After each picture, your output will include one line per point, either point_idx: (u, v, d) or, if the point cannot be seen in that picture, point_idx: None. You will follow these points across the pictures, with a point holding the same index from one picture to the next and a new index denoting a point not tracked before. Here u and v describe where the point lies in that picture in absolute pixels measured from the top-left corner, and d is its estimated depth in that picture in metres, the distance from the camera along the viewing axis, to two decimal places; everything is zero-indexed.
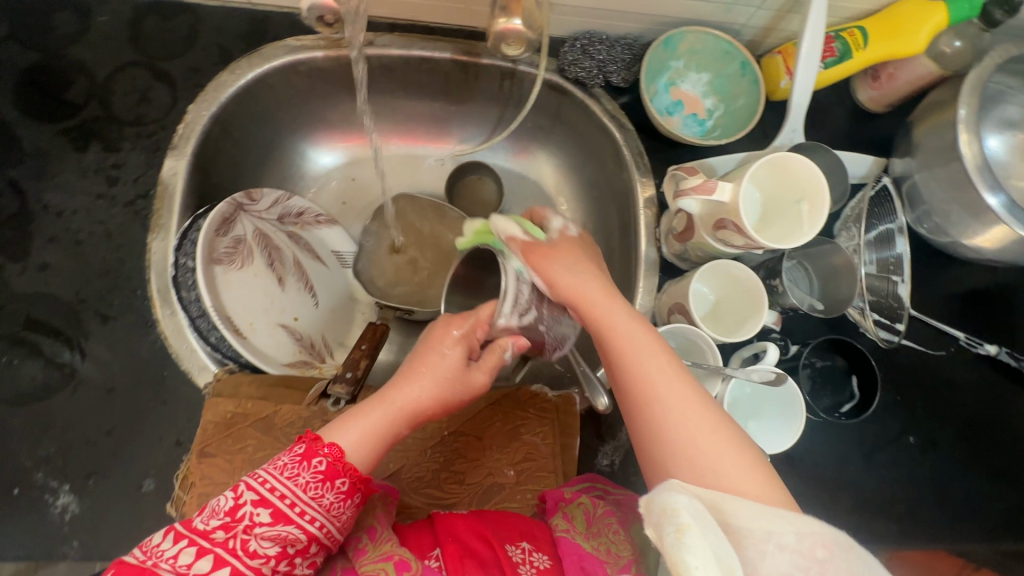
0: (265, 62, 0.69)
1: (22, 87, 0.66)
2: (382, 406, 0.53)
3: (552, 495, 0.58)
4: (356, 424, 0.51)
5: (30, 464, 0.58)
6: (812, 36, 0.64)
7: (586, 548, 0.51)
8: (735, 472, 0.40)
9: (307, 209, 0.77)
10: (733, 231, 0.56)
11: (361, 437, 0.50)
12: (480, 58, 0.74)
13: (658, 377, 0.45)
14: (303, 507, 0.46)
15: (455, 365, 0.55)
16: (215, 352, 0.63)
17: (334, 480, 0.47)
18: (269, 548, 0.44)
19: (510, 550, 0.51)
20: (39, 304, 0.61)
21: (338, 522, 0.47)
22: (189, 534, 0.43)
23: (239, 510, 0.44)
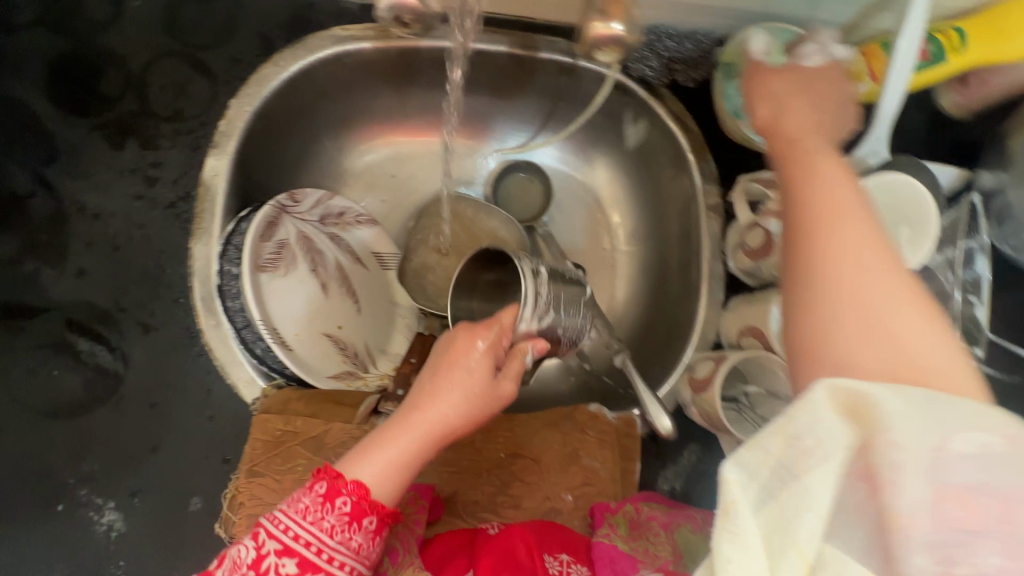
0: (310, 53, 0.64)
1: (54, 78, 0.61)
2: (408, 433, 0.48)
3: (600, 508, 0.57)
4: (383, 457, 0.46)
5: (73, 479, 0.56)
6: (911, 35, 0.58)
7: (624, 549, 0.50)
8: (923, 355, 0.30)
9: (349, 209, 0.73)
10: None
11: (385, 472, 0.46)
12: (538, 52, 0.69)
13: (859, 225, 0.34)
14: (331, 553, 0.43)
15: (483, 378, 0.50)
16: (261, 364, 0.60)
17: (361, 521, 0.44)
18: None
19: (549, 561, 0.48)
20: (78, 312, 0.58)
21: (368, 562, 0.45)
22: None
23: (263, 562, 0.42)
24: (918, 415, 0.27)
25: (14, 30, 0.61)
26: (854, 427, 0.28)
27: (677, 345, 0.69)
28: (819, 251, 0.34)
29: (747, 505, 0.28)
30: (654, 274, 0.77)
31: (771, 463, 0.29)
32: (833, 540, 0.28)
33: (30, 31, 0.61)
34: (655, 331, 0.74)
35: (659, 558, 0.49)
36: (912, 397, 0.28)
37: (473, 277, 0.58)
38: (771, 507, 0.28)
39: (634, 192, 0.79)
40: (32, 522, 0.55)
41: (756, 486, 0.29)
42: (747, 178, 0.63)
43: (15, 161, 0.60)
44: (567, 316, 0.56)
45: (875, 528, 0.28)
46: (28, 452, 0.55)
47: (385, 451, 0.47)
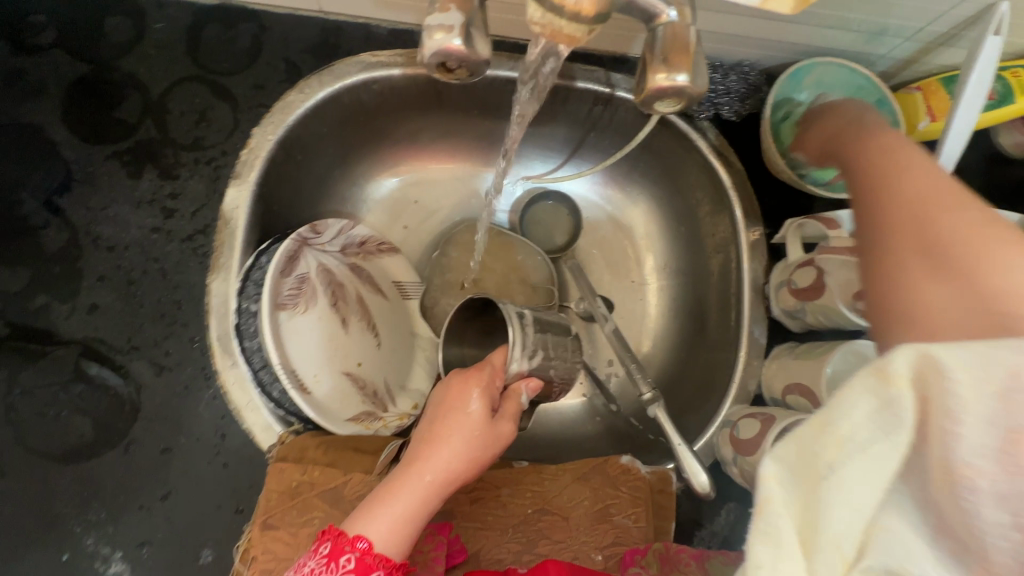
0: (337, 79, 0.61)
1: (71, 103, 0.59)
2: (410, 492, 0.44)
3: (628, 555, 0.54)
4: (390, 518, 0.43)
5: (79, 528, 0.53)
6: (980, 78, 0.54)
7: None
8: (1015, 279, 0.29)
9: (370, 237, 0.71)
10: None
11: (394, 531, 0.43)
12: (575, 81, 0.65)
13: (928, 176, 0.36)
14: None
15: (481, 420, 0.47)
16: (278, 408, 0.57)
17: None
18: None
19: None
20: (88, 349, 0.55)
21: None
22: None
23: None
24: (973, 376, 0.24)
25: (31, 52, 0.59)
26: (902, 412, 0.25)
27: (714, 394, 0.65)
28: (880, 205, 0.37)
29: (784, 502, 0.28)
30: (688, 313, 0.73)
31: (805, 454, 0.27)
32: (886, 516, 0.27)
33: (48, 53, 0.59)
34: (689, 373, 0.70)
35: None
36: (973, 354, 0.24)
37: (464, 326, 0.57)
38: (807, 497, 0.27)
39: (668, 225, 0.76)
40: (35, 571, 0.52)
41: (794, 481, 0.28)
42: (795, 221, 0.60)
43: (28, 189, 0.57)
44: (556, 354, 0.53)
45: (930, 492, 0.26)
46: (34, 499, 0.53)
47: (391, 505, 0.43)
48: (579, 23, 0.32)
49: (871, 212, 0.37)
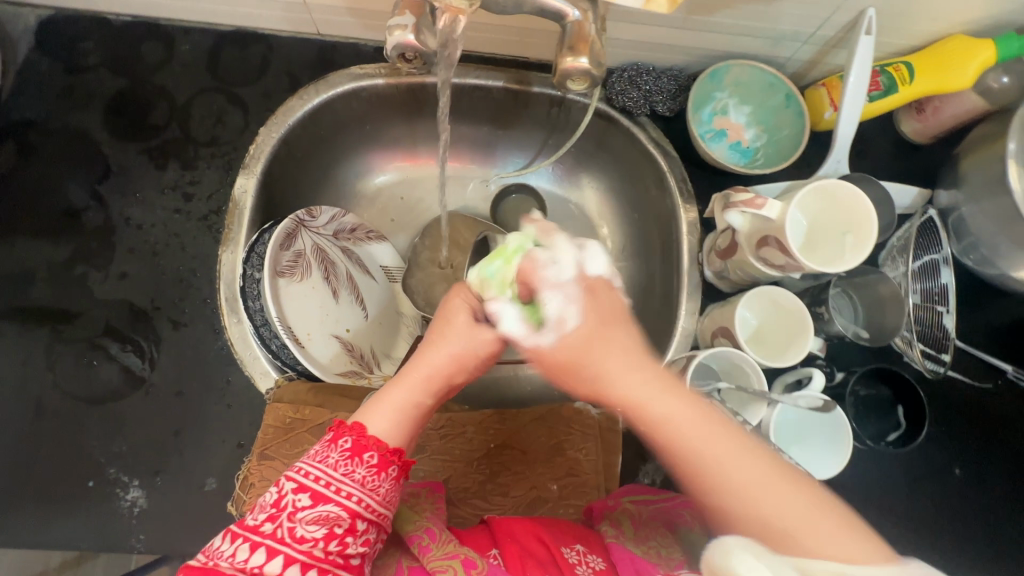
0: (330, 88, 0.73)
1: (111, 110, 0.71)
2: (405, 384, 0.52)
3: (598, 505, 0.60)
4: (388, 404, 0.51)
5: (104, 458, 0.62)
6: (860, 71, 0.65)
7: (638, 552, 0.51)
8: (840, 541, 0.37)
9: (359, 225, 0.81)
10: (776, 249, 0.57)
11: (388, 418, 0.50)
12: (531, 87, 0.76)
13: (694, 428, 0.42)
14: (338, 484, 0.46)
15: (465, 325, 0.56)
16: (275, 359, 0.67)
17: (362, 455, 0.47)
18: (316, 531, 0.44)
19: (567, 553, 0.51)
20: (118, 309, 0.66)
21: (377, 496, 0.47)
22: (241, 533, 0.43)
23: (283, 500, 0.45)
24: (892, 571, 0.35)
25: (80, 71, 0.72)
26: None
27: (660, 351, 0.74)
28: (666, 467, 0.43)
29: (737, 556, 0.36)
30: (640, 286, 0.83)
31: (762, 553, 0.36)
32: None
33: (94, 71, 0.72)
34: (640, 339, 0.79)
35: (673, 561, 0.51)
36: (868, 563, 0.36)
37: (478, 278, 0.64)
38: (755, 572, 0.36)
39: (621, 211, 0.86)
40: (64, 495, 0.61)
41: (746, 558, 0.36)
42: (720, 194, 0.65)
43: (74, 179, 0.69)
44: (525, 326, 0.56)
45: None
46: (66, 435, 0.62)
47: (390, 399, 0.51)
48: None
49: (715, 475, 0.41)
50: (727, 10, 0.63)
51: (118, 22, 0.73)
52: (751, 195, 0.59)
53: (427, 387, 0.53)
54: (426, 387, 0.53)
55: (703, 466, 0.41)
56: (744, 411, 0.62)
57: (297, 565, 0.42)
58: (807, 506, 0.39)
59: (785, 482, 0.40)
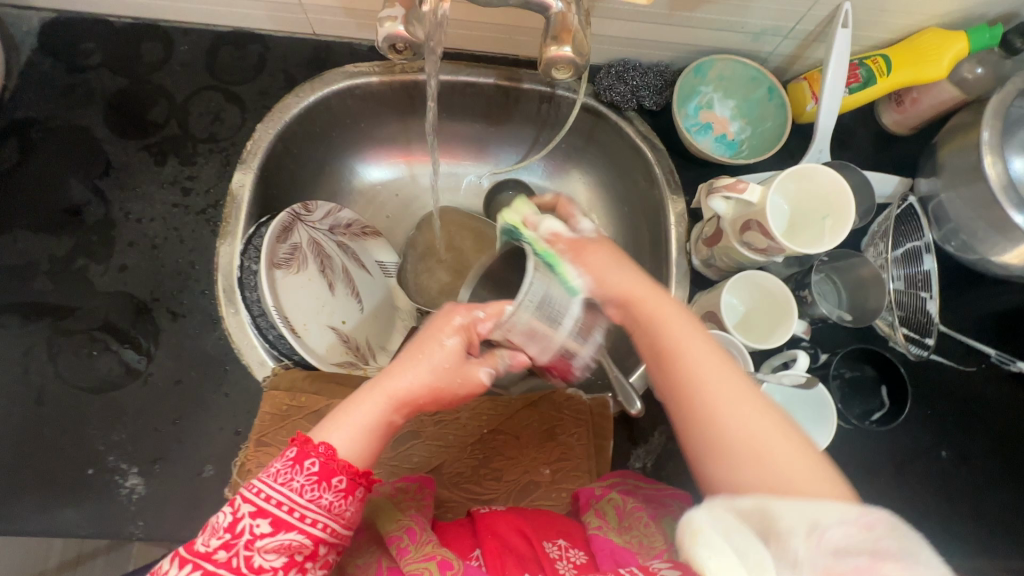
0: (325, 86, 0.75)
1: (112, 108, 0.73)
2: (376, 401, 0.50)
3: (585, 493, 0.61)
4: (349, 424, 0.49)
5: (104, 447, 0.63)
6: (840, 62, 0.67)
7: (620, 542, 0.52)
8: (795, 466, 0.42)
9: (355, 221, 0.82)
10: (758, 233, 0.59)
11: (352, 438, 0.48)
12: (521, 83, 0.78)
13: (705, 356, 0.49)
14: (303, 511, 0.44)
15: (451, 355, 0.53)
16: (272, 348, 0.68)
17: (329, 480, 0.45)
18: (276, 560, 0.43)
19: (548, 547, 0.53)
20: (117, 301, 0.67)
21: (342, 520, 0.46)
22: (197, 559, 0.42)
23: (240, 525, 0.43)
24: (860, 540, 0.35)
25: (82, 71, 0.74)
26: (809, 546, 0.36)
27: None
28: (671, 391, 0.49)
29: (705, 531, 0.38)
30: None
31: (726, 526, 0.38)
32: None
33: (95, 71, 0.74)
34: None
35: (654, 550, 0.52)
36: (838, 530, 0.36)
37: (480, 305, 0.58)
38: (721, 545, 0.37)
39: (611, 204, 0.88)
40: (65, 483, 0.62)
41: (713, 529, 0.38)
42: (707, 185, 0.66)
43: (75, 175, 0.71)
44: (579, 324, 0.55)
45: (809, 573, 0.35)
46: (68, 424, 0.63)
47: (352, 418, 0.49)
48: None
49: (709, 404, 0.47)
50: (708, 6, 0.65)
51: (119, 24, 0.75)
52: (732, 181, 0.61)
53: (393, 409, 0.51)
54: (393, 409, 0.51)
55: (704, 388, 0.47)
56: None
57: None
58: (779, 434, 0.44)
59: (769, 414, 0.45)
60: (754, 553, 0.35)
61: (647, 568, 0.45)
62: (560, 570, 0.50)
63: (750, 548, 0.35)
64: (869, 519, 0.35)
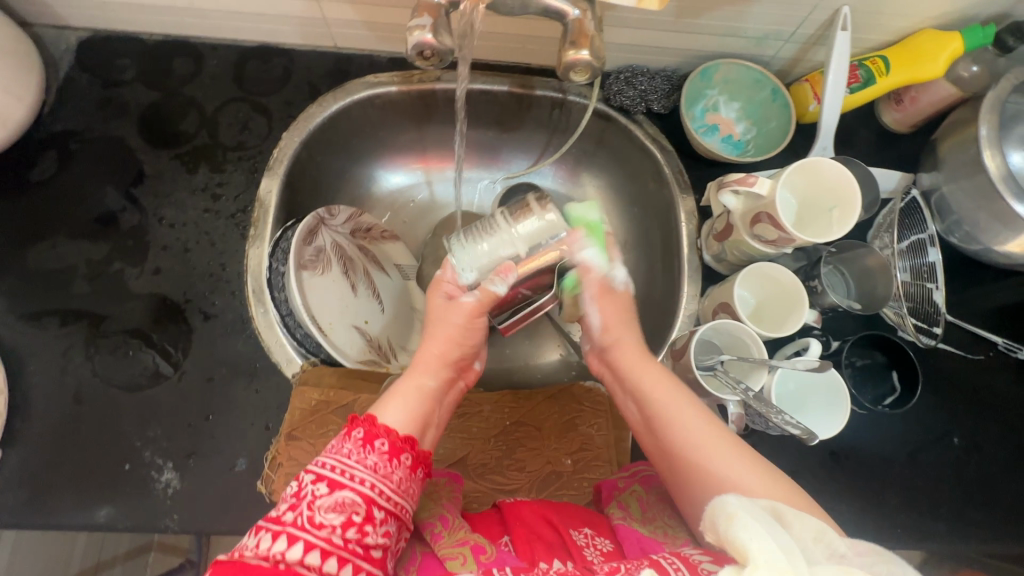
0: (347, 96, 0.79)
1: (145, 120, 0.77)
2: (410, 374, 0.58)
3: (607, 485, 0.62)
4: (396, 396, 0.55)
5: (140, 442, 0.66)
6: (840, 64, 0.70)
7: (645, 532, 0.54)
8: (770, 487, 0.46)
9: (375, 225, 0.85)
10: (769, 224, 0.61)
11: (404, 410, 0.54)
12: (534, 90, 0.81)
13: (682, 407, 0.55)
14: (352, 471, 0.47)
15: (461, 317, 0.62)
16: (300, 346, 0.71)
17: (373, 443, 0.49)
18: (334, 518, 0.44)
19: (576, 535, 0.54)
20: (152, 302, 0.70)
21: (390, 484, 0.48)
22: (264, 523, 0.44)
23: (303, 490, 0.45)
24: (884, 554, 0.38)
25: (116, 85, 0.78)
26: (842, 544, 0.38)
27: (664, 332, 0.78)
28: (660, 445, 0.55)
29: (738, 511, 0.41)
30: (643, 274, 0.87)
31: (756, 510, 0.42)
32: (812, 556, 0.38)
33: (129, 85, 0.78)
34: (645, 324, 0.83)
35: (679, 539, 0.53)
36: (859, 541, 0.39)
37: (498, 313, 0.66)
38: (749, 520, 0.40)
39: (622, 205, 0.90)
40: (103, 478, 0.64)
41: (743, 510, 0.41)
42: (716, 181, 0.70)
43: (112, 184, 0.74)
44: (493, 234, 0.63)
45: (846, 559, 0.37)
46: (106, 420, 0.66)
47: (404, 391, 0.56)
48: None
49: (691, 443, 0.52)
50: (713, 12, 0.69)
51: (152, 41, 0.79)
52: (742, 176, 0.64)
53: (428, 381, 0.58)
54: (426, 382, 0.58)
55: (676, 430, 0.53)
56: (747, 379, 0.65)
57: (317, 550, 0.42)
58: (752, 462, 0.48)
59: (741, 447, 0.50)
60: (780, 532, 0.38)
61: (682, 556, 0.45)
62: (589, 557, 0.52)
63: (777, 530, 0.38)
64: (859, 547, 0.38)
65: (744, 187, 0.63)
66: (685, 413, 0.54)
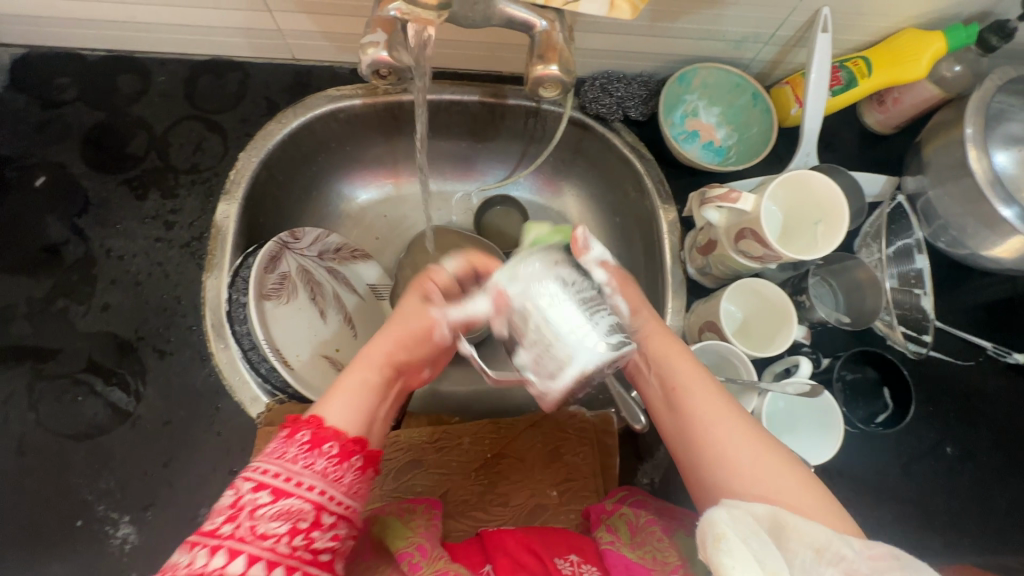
0: (309, 110, 0.74)
1: (88, 143, 0.72)
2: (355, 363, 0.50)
3: (596, 509, 0.59)
4: (343, 389, 0.47)
5: (92, 496, 0.61)
6: (821, 67, 0.67)
7: (633, 558, 0.50)
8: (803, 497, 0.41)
9: (343, 245, 0.79)
10: (753, 240, 0.59)
11: (347, 404, 0.47)
12: (506, 100, 0.77)
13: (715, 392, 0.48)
14: (298, 477, 0.41)
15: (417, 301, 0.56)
16: (265, 383, 0.66)
17: (322, 446, 0.43)
18: (278, 527, 0.39)
19: (560, 563, 0.50)
20: (100, 342, 0.65)
21: (341, 486, 0.43)
22: (197, 538, 0.38)
23: (241, 499, 0.39)
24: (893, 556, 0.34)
25: (55, 106, 0.72)
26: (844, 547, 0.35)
27: None
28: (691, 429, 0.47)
29: (728, 528, 0.37)
30: None
31: (744, 525, 0.37)
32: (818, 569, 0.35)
33: (70, 106, 0.72)
34: None
35: (668, 564, 0.50)
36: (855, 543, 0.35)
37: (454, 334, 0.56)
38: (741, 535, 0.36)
39: (602, 216, 0.87)
40: (51, 537, 0.60)
41: (731, 525, 0.37)
42: (697, 195, 0.67)
43: (54, 213, 0.69)
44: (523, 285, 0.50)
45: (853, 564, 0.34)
46: (53, 473, 0.61)
47: (347, 387, 0.48)
48: (430, 11, 0.44)
49: (720, 436, 0.45)
50: (689, 16, 0.65)
51: (92, 57, 0.73)
52: (725, 189, 0.61)
53: (379, 376, 0.50)
54: (375, 382, 0.49)
55: (691, 392, 0.49)
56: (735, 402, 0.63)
57: (261, 564, 0.37)
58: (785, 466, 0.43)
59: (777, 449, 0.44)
60: (774, 561, 0.34)
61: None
62: None
63: (771, 557, 0.35)
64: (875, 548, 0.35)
65: (729, 201, 0.59)
66: (715, 400, 0.48)
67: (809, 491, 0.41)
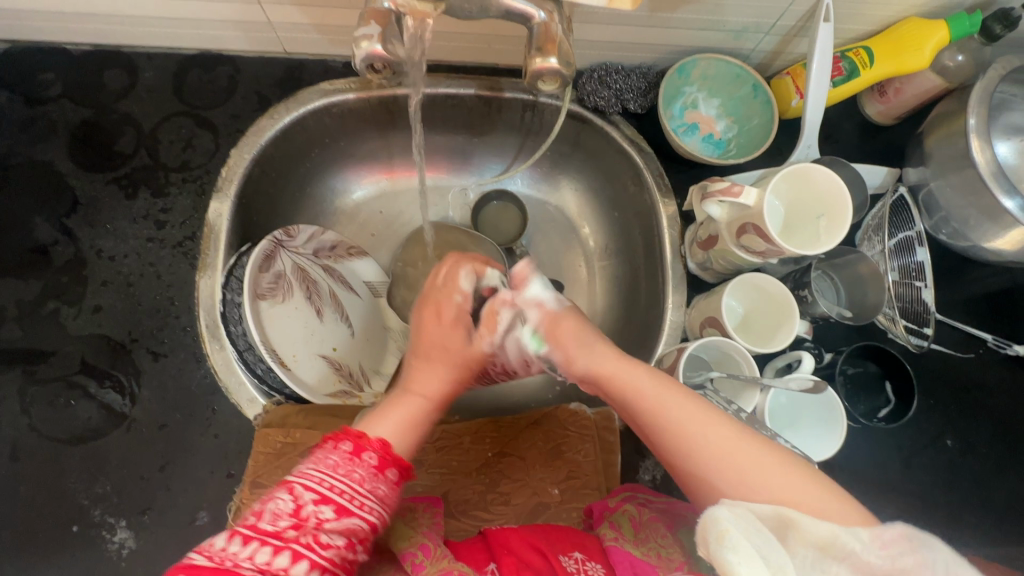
0: (300, 105, 0.72)
1: (75, 141, 0.70)
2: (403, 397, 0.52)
3: (598, 507, 0.59)
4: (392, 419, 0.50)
5: (87, 501, 0.60)
6: (822, 58, 0.66)
7: (638, 555, 0.50)
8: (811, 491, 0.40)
9: (339, 242, 0.77)
10: (755, 235, 0.58)
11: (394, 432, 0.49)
12: (503, 93, 0.76)
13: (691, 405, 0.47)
14: (362, 499, 0.43)
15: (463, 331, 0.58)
16: (262, 383, 0.65)
17: (386, 472, 0.45)
18: (338, 539, 0.40)
19: (565, 561, 0.49)
20: (92, 345, 0.64)
21: (389, 511, 0.45)
22: (256, 536, 0.38)
23: (303, 510, 0.40)
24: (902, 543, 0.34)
25: (40, 103, 0.70)
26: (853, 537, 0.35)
27: (650, 345, 0.74)
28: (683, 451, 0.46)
29: (732, 525, 0.36)
30: (626, 283, 0.83)
31: (749, 522, 0.36)
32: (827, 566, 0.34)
33: (55, 103, 0.70)
34: (630, 335, 0.80)
35: (673, 563, 0.50)
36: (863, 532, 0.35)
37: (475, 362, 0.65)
38: (747, 532, 0.35)
39: (601, 210, 0.86)
40: (47, 543, 0.59)
41: (736, 521, 0.36)
42: (698, 191, 0.67)
43: (41, 214, 0.67)
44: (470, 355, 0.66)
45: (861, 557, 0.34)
46: (46, 479, 0.60)
47: (394, 417, 0.50)
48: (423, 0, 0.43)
49: (712, 448, 0.44)
50: (689, 6, 0.64)
51: (76, 52, 0.71)
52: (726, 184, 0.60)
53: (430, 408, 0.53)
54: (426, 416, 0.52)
55: (667, 409, 0.48)
56: (738, 398, 0.62)
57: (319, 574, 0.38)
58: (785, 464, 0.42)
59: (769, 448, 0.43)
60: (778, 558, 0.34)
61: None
62: None
63: (775, 555, 0.34)
64: (883, 536, 0.35)
65: (731, 196, 0.58)
66: (693, 413, 0.46)
67: (815, 484, 0.41)
